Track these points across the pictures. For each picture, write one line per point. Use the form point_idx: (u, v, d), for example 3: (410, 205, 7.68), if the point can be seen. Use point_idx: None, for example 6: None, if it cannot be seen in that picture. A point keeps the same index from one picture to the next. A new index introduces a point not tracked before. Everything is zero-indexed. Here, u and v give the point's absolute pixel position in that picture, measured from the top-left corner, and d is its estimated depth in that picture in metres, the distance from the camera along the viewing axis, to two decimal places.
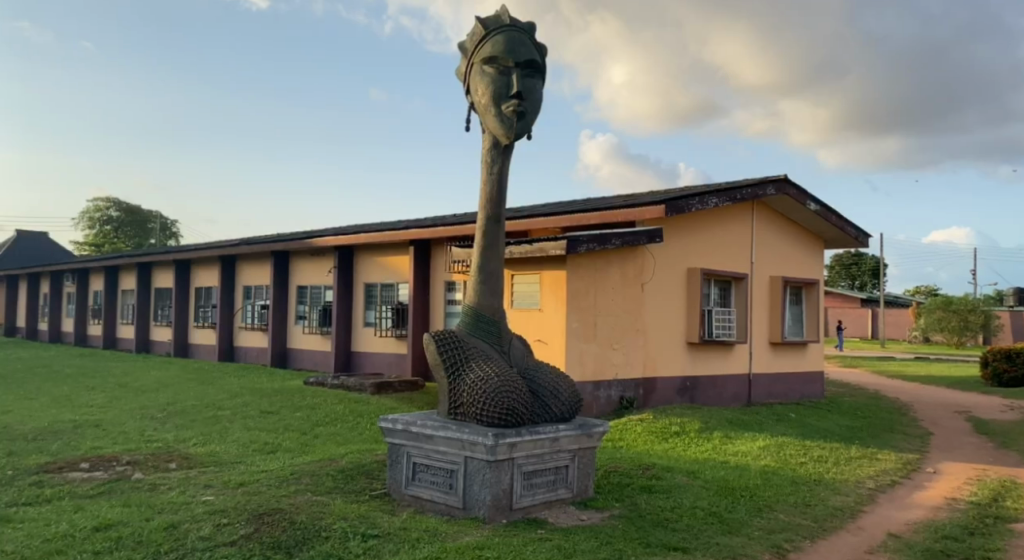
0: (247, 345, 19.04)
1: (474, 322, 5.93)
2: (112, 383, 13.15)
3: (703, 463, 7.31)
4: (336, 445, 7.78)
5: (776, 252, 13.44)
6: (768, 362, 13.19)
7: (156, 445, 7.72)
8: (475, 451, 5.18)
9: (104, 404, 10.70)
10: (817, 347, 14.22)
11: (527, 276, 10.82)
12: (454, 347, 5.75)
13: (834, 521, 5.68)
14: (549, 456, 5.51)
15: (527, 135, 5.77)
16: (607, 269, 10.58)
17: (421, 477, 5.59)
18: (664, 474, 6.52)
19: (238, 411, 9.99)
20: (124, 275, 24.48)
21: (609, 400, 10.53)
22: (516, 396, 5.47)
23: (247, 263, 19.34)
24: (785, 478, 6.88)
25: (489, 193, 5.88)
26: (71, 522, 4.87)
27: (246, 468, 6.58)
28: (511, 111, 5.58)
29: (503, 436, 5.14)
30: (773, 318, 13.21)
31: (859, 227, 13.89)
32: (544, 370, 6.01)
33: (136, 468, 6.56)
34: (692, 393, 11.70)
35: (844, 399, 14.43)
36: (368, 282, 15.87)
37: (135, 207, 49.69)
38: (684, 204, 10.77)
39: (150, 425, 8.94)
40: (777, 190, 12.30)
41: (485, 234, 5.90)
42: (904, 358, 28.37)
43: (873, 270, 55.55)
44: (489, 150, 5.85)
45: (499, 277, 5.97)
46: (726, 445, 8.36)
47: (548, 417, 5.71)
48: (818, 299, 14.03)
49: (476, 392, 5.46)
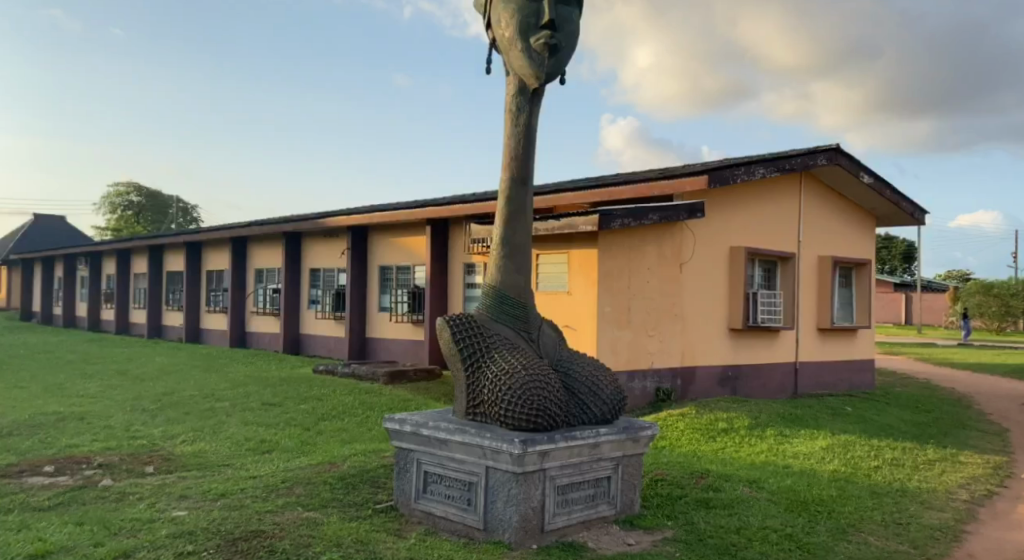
0: (260, 331, 18.27)
1: (498, 305, 4.93)
2: (112, 370, 12.38)
3: (762, 468, 6.29)
4: (341, 445, 6.87)
5: (825, 229, 12.30)
6: (816, 350, 12.10)
7: (140, 442, 6.85)
8: (499, 460, 4.23)
9: (96, 394, 9.90)
10: (867, 332, 13.09)
11: (553, 254, 9.84)
12: (473, 334, 4.76)
13: (937, 546, 4.65)
14: (588, 466, 4.54)
15: (559, 76, 4.78)
16: (643, 248, 9.54)
17: (433, 489, 4.65)
18: (722, 484, 5.51)
19: (239, 402, 9.13)
20: (136, 258, 23.83)
21: (645, 392, 9.54)
22: (547, 394, 4.50)
23: (258, 245, 18.51)
24: (862, 488, 5.85)
25: (514, 148, 4.88)
26: (3, 547, 3.96)
27: (233, 472, 5.67)
28: (541, 45, 4.59)
29: (533, 443, 4.18)
30: (821, 302, 12.08)
31: (915, 203, 12.72)
32: (581, 363, 5.03)
33: (107, 471, 5.67)
34: (734, 383, 10.67)
35: (896, 389, 13.31)
36: (383, 264, 14.95)
37: (157, 191, 49.32)
38: (729, 174, 9.68)
39: (138, 419, 8.07)
40: (829, 160, 11.13)
41: (508, 200, 4.91)
42: (945, 344, 26.99)
43: (905, 254, 53.80)
44: (514, 96, 4.85)
45: (526, 250, 4.97)
46: (784, 445, 7.33)
47: (586, 419, 4.73)
48: (869, 280, 12.90)
49: (500, 389, 4.49)
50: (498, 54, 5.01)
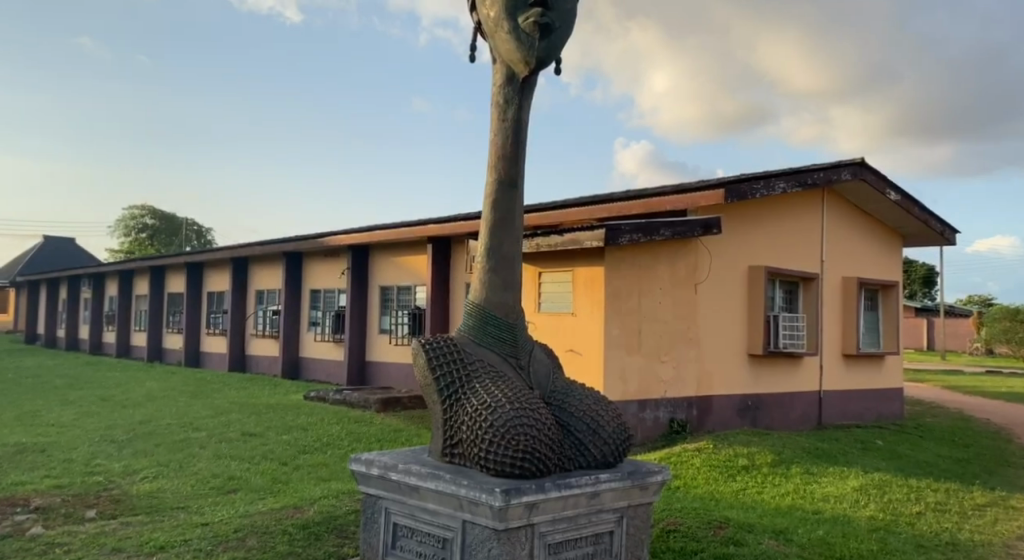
0: (259, 354, 17.66)
1: (480, 325, 4.25)
2: (96, 396, 11.76)
3: (788, 515, 5.51)
4: (317, 483, 6.18)
5: (850, 248, 11.55)
6: (841, 378, 11.28)
7: (95, 479, 6.19)
8: (477, 513, 3.52)
9: (69, 423, 9.24)
10: (894, 359, 12.27)
11: (556, 273, 9.17)
12: (451, 359, 4.07)
13: None
14: (585, 519, 3.83)
15: (554, 62, 4.14)
16: (654, 266, 8.85)
17: (403, 544, 3.94)
18: (744, 536, 4.76)
19: (217, 432, 8.45)
20: (139, 280, 23.39)
21: (657, 423, 8.81)
22: (537, 433, 3.79)
23: (259, 266, 17.96)
24: (906, 540, 5.07)
25: (501, 146, 4.22)
26: None
27: (185, 518, 4.98)
28: (532, 24, 3.95)
29: (519, 493, 3.48)
30: (847, 326, 11.30)
31: (944, 220, 11.95)
32: (579, 394, 4.32)
33: (42, 517, 5.00)
34: (755, 414, 9.89)
35: (927, 420, 12.44)
36: (384, 284, 14.33)
37: (171, 214, 49.36)
38: (747, 188, 9.01)
39: (103, 452, 7.40)
40: (853, 174, 10.41)
41: (495, 205, 4.25)
42: (973, 371, 25.83)
43: (926, 278, 52.65)
44: (501, 86, 4.21)
45: (516, 264, 4.30)
46: (811, 485, 6.56)
47: (582, 462, 4.02)
48: (896, 302, 12.10)
49: (480, 427, 3.79)
50: (484, 40, 4.38)
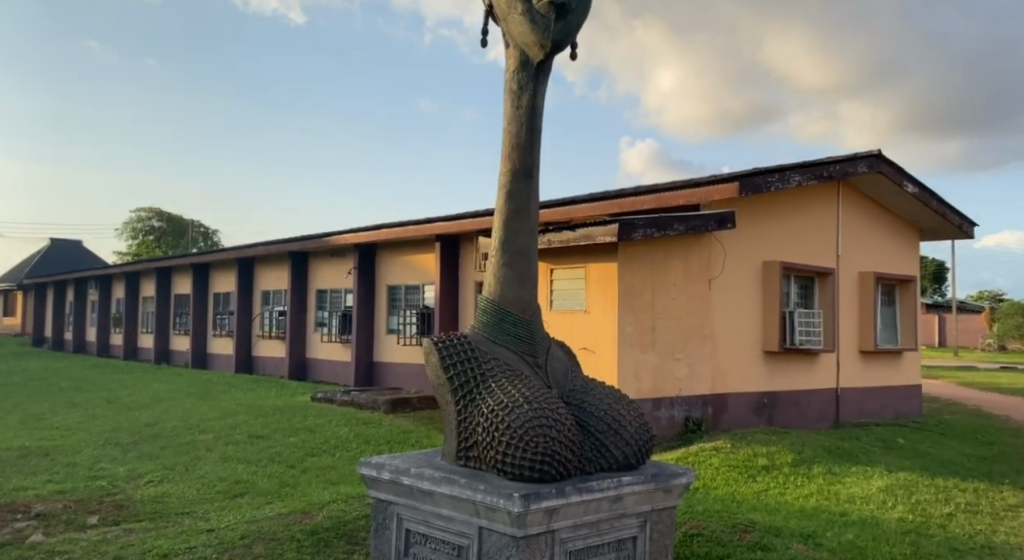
0: (267, 355, 17.53)
1: (494, 322, 4.06)
2: (102, 398, 11.63)
3: (814, 517, 5.31)
4: (325, 487, 6.01)
5: (866, 242, 11.31)
6: (858, 375, 11.05)
7: (99, 484, 6.03)
8: (495, 519, 3.33)
9: (74, 426, 9.10)
10: (911, 355, 12.03)
11: (567, 270, 8.98)
12: (464, 358, 3.88)
13: None
14: (607, 524, 3.63)
15: (569, 46, 3.96)
16: (667, 262, 8.65)
17: (416, 551, 3.76)
18: (771, 541, 4.55)
19: (223, 435, 8.29)
20: (146, 282, 23.29)
21: (672, 422, 8.61)
22: (556, 435, 3.60)
23: (266, 266, 17.81)
24: (939, 543, 4.85)
25: (515, 134, 4.03)
26: None
27: (191, 524, 4.82)
28: (546, 5, 3.78)
29: (538, 498, 3.28)
30: (864, 322, 11.07)
31: (962, 213, 11.69)
32: (598, 393, 4.12)
33: (42, 523, 4.83)
34: (771, 412, 9.67)
35: (946, 417, 12.18)
36: (391, 283, 14.16)
37: (178, 216, 49.40)
38: (763, 180, 8.79)
39: (107, 455, 7.25)
40: (870, 166, 10.17)
41: (508, 197, 4.07)
42: (987, 367, 25.59)
43: (936, 274, 52.31)
44: (514, 71, 4.03)
45: (531, 258, 4.11)
46: (835, 486, 6.34)
47: (603, 464, 3.83)
48: (913, 298, 11.86)
49: (496, 428, 3.60)
50: (495, 24, 4.20)
